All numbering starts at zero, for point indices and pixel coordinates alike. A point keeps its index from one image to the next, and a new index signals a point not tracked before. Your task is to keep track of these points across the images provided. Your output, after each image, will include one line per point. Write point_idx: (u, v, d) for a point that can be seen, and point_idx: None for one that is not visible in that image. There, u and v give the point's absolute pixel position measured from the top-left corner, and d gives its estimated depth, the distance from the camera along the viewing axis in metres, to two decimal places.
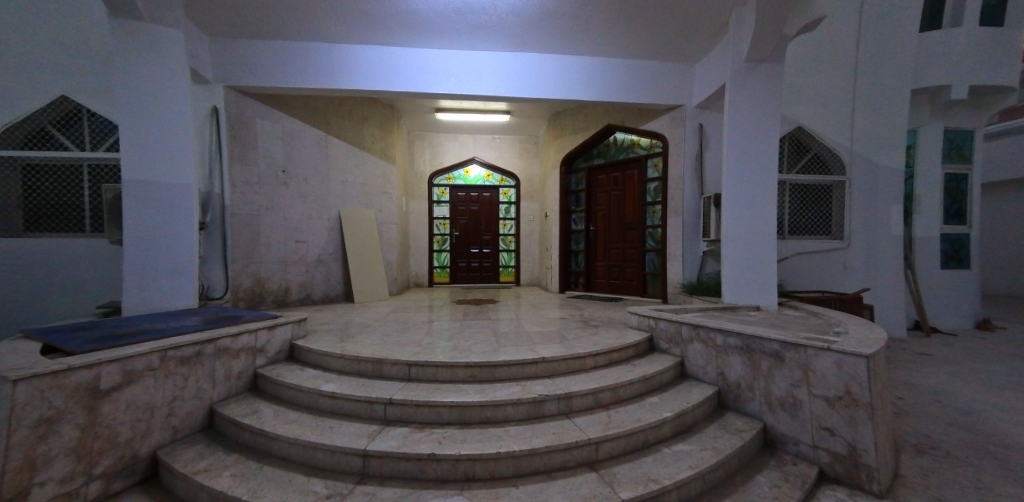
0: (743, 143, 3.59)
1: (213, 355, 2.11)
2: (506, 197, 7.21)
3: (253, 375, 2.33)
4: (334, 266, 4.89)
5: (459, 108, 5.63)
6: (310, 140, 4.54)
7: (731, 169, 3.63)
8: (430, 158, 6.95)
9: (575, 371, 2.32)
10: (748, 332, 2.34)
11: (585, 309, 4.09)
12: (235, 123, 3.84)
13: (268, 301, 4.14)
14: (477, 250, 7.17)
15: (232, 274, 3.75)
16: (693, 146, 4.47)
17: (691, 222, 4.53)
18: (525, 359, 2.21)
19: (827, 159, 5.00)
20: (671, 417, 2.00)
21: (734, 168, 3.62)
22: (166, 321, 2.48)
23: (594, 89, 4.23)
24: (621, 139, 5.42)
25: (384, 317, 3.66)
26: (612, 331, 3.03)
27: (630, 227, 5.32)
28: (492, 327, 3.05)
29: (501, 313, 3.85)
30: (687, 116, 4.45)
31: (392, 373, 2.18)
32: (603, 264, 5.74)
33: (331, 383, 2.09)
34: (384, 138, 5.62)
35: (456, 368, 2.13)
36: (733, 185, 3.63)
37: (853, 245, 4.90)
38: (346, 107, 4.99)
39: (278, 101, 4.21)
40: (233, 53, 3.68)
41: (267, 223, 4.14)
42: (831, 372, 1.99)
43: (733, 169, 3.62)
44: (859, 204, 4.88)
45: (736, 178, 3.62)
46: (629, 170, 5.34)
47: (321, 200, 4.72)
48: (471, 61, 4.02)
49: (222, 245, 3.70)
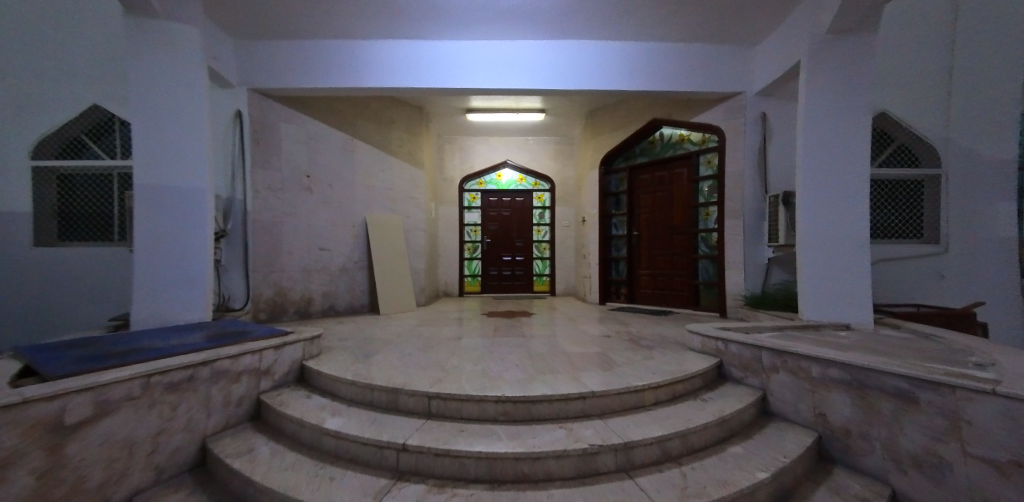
0: (819, 129, 3.03)
1: (209, 380, 1.86)
2: (539, 202, 6.82)
3: (255, 402, 2.07)
4: (360, 275, 4.67)
5: (489, 107, 5.33)
6: (336, 144, 4.38)
7: (808, 162, 3.06)
8: (460, 163, 6.69)
9: (632, 409, 1.87)
10: (859, 364, 1.79)
11: (632, 324, 3.61)
12: (259, 128, 3.71)
13: (289, 312, 3.98)
14: (509, 257, 6.82)
15: (252, 283, 3.63)
16: (754, 138, 3.92)
17: (753, 225, 3.97)
18: (570, 393, 1.77)
19: (916, 150, 4.24)
20: (768, 480, 1.51)
21: (810, 159, 3.05)
22: (172, 337, 2.27)
23: (639, 78, 3.78)
24: (667, 134, 4.89)
25: (409, 331, 3.36)
26: (670, 353, 2.55)
27: (678, 232, 4.80)
28: (528, 347, 2.65)
29: (537, 328, 3.44)
30: (748, 105, 3.91)
31: (409, 406, 1.81)
32: (647, 273, 5.21)
33: (337, 418, 1.76)
34: (412, 141, 5.38)
35: (485, 403, 1.73)
36: (810, 180, 3.05)
37: (954, 251, 4.09)
38: (372, 109, 4.80)
39: (303, 104, 4.07)
40: (257, 56, 3.56)
41: (290, 230, 3.98)
42: (999, 427, 1.41)
43: (811, 161, 3.05)
44: (962, 202, 4.08)
45: (812, 171, 3.05)
46: (677, 168, 4.81)
47: (346, 207, 4.53)
48: (500, 53, 3.69)
49: (244, 254, 3.60)
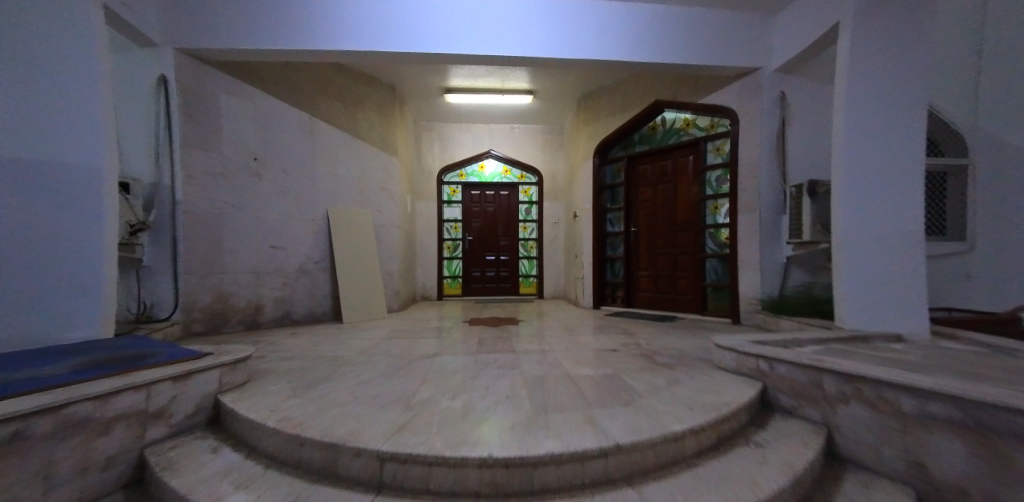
0: (862, 103, 2.56)
1: (51, 438, 1.24)
2: (527, 196, 6.30)
3: (139, 461, 1.46)
4: (322, 277, 4.04)
5: (472, 87, 4.78)
6: (292, 123, 3.75)
7: (850, 142, 2.58)
8: (440, 153, 6.11)
9: (670, 465, 1.33)
10: (981, 397, 1.27)
11: (637, 334, 3.11)
12: (191, 98, 3.07)
13: (233, 322, 3.35)
14: (494, 257, 6.27)
15: (184, 288, 3.02)
16: (772, 121, 3.48)
17: (770, 220, 3.53)
18: (586, 449, 1.22)
19: (939, 141, 3.88)
20: None
21: (851, 137, 2.57)
22: (26, 366, 1.60)
23: (643, 48, 3.29)
24: (670, 120, 4.42)
25: (373, 345, 2.77)
26: (696, 374, 2.04)
27: (683, 228, 4.34)
28: (518, 368, 2.10)
29: (527, 340, 2.90)
30: (765, 83, 3.46)
31: (352, 471, 1.24)
32: (647, 274, 4.73)
33: (240, 495, 1.18)
34: (384, 125, 4.77)
35: (464, 470, 1.17)
36: (850, 162, 2.58)
37: (985, 248, 3.72)
38: (336, 85, 4.17)
39: (249, 73, 3.43)
40: (188, 11, 2.95)
41: (234, 224, 3.34)
42: None
43: (855, 141, 2.58)
44: (994, 195, 3.71)
45: (854, 152, 2.57)
46: (681, 156, 4.35)
47: (305, 197, 3.89)
48: (486, 16, 3.14)
49: (172, 252, 2.97)
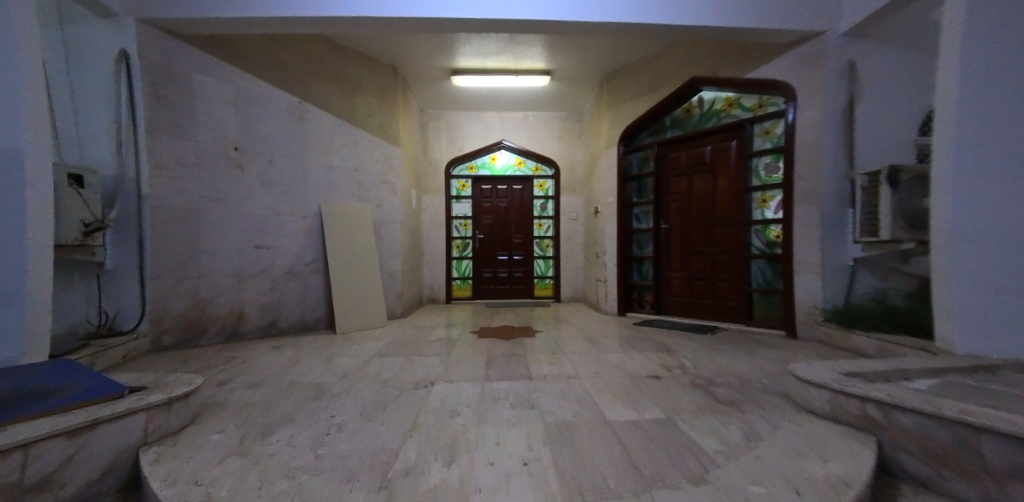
0: (991, 47, 1.89)
1: None
2: (542, 190, 5.79)
3: None
4: (314, 280, 3.65)
5: (481, 68, 4.31)
6: (279, 108, 3.34)
7: (972, 103, 1.92)
8: (447, 144, 5.65)
9: None
10: None
11: (676, 351, 2.61)
12: (159, 78, 2.69)
13: (210, 333, 2.98)
14: (506, 256, 5.80)
15: (153, 295, 2.66)
16: (839, 96, 2.91)
17: (833, 214, 2.97)
18: None
19: None
20: None
21: (972, 96, 1.92)
22: None
23: (686, 8, 2.75)
24: (708, 100, 3.87)
25: (362, 365, 2.34)
26: (775, 418, 1.53)
27: (723, 224, 3.78)
28: (535, 406, 1.63)
29: (545, 359, 2.42)
30: (831, 50, 2.89)
31: None
32: (679, 277, 4.19)
33: None
34: (385, 112, 4.34)
35: None
36: (968, 128, 1.92)
37: None
38: (331, 66, 3.76)
39: (229, 51, 3.03)
40: None
41: (212, 221, 2.96)
42: None
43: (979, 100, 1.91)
44: None
45: (980, 118, 1.91)
46: (721, 141, 3.79)
47: (294, 191, 3.49)
48: None
49: (140, 254, 2.60)
